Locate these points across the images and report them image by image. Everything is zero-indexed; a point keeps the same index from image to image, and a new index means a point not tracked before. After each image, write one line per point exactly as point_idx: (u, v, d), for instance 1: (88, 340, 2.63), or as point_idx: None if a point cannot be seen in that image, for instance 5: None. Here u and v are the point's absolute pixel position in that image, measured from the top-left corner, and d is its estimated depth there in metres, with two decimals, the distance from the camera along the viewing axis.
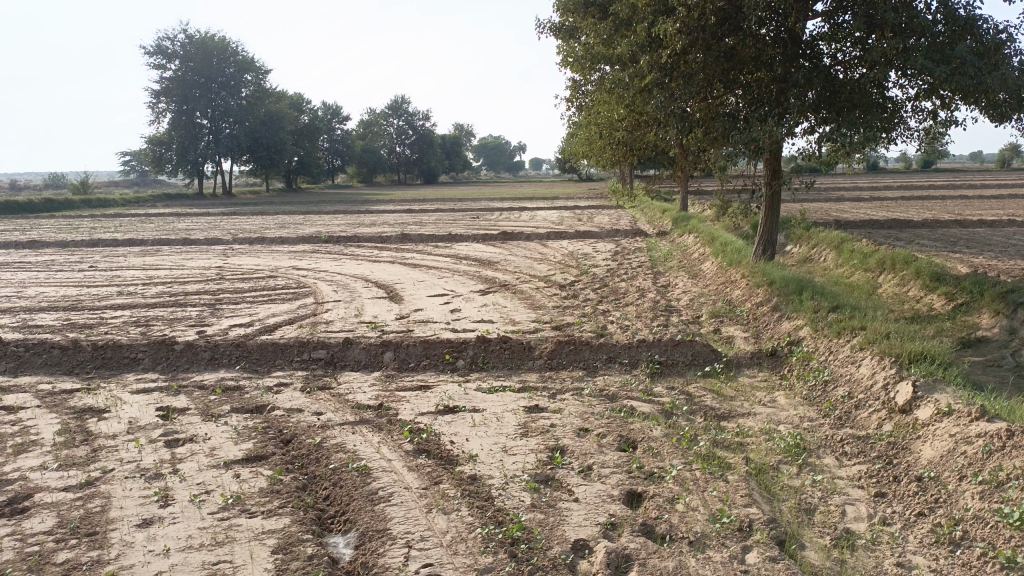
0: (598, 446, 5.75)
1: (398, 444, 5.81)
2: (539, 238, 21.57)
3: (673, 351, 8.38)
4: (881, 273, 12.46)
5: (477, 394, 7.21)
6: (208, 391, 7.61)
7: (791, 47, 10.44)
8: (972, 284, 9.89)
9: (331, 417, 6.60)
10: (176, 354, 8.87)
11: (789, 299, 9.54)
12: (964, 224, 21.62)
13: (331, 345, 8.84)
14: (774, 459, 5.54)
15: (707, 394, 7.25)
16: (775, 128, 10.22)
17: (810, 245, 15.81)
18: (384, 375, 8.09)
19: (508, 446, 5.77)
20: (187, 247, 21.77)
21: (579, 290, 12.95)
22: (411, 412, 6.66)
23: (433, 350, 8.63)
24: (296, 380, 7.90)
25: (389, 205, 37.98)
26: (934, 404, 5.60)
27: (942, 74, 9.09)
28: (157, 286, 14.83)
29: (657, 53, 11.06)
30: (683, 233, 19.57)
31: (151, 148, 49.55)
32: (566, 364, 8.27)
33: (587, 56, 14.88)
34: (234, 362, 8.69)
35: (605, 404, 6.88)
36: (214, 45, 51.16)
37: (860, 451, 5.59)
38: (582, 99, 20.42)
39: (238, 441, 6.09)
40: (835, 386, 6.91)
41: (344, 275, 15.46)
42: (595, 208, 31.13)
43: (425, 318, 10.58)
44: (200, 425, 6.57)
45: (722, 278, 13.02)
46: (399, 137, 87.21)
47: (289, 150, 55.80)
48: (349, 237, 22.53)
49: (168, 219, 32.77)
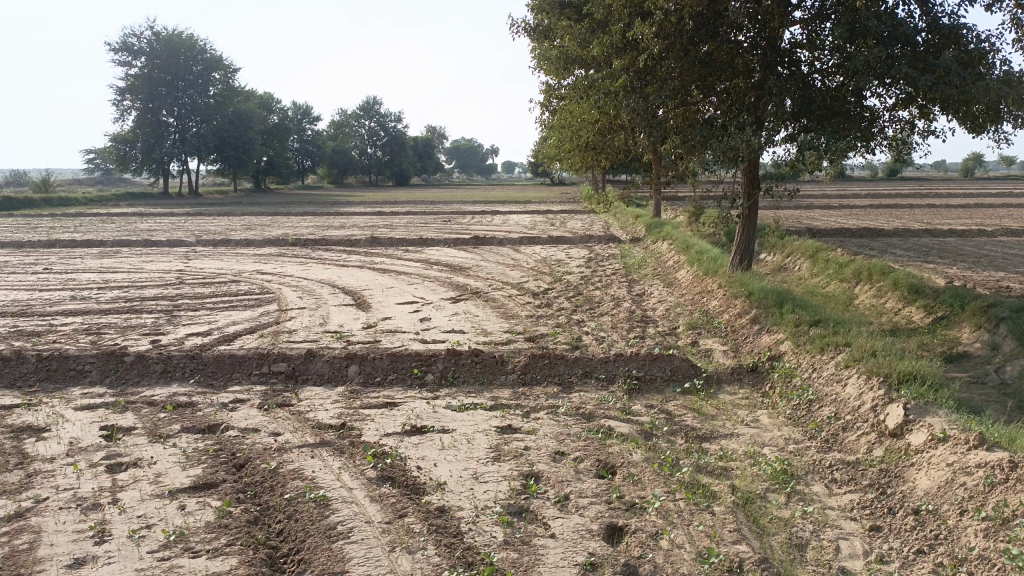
0: (576, 473, 5.39)
1: (360, 471, 5.39)
2: (511, 243, 21.20)
3: (651, 366, 8.06)
4: (857, 284, 12.30)
5: (447, 412, 6.81)
6: (157, 409, 7.12)
7: (769, 54, 10.17)
8: (952, 298, 9.72)
9: (290, 438, 6.16)
10: (126, 366, 8.33)
11: (769, 312, 9.28)
12: (935, 234, 21.71)
13: (293, 358, 8.38)
14: (761, 487, 5.22)
15: (687, 413, 6.93)
16: (753, 134, 9.91)
17: (785, 254, 15.65)
18: (347, 390, 7.65)
19: (479, 472, 5.38)
20: (148, 249, 21.06)
21: (552, 299, 12.62)
22: (376, 433, 6.23)
23: (400, 364, 8.21)
24: (254, 396, 7.42)
25: (359, 207, 37.38)
26: (928, 429, 5.33)
27: (926, 82, 8.92)
28: (113, 290, 14.20)
29: (634, 56, 10.78)
30: (656, 240, 19.35)
31: (114, 146, 48.31)
32: (540, 379, 7.90)
33: (562, 59, 14.55)
34: (188, 375, 8.19)
35: (582, 424, 6.52)
36: (182, 42, 50.17)
37: (851, 479, 5.30)
38: (556, 103, 20.10)
39: (186, 467, 5.63)
40: (820, 406, 6.63)
41: (309, 280, 14.95)
42: (568, 213, 30.89)
43: (393, 327, 10.15)
44: (145, 447, 6.09)
45: (698, 287, 12.75)
46: (371, 139, 86.48)
47: (258, 150, 54.84)
48: (316, 240, 21.99)
49: (130, 219, 31.91)
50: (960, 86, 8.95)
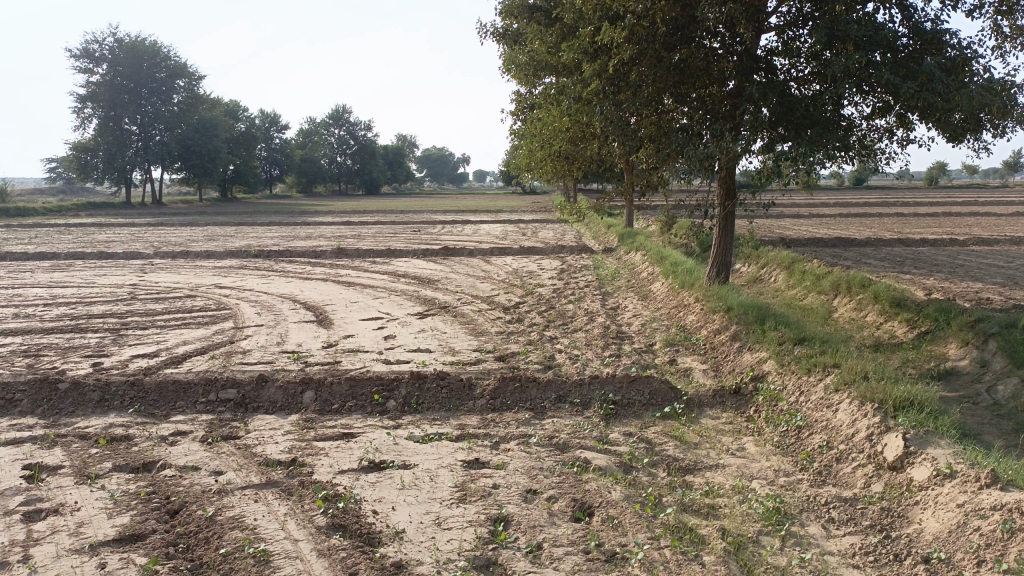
0: (549, 516, 4.86)
1: (308, 518, 4.81)
2: (482, 254, 20.70)
3: (629, 389, 7.58)
4: (835, 296, 11.97)
5: (408, 445, 6.25)
6: (89, 443, 6.47)
7: (747, 61, 9.70)
8: (936, 311, 9.39)
9: (233, 478, 5.56)
10: (60, 395, 7.65)
11: (750, 328, 8.86)
12: (906, 243, 21.61)
13: (243, 383, 7.76)
14: (752, 529, 4.74)
15: (668, 441, 6.43)
16: (730, 143, 9.41)
17: (760, 265, 15.34)
18: (302, 419, 7.06)
19: (442, 517, 4.84)
20: (104, 262, 20.18)
21: (523, 313, 12.11)
22: (330, 471, 5.66)
23: (360, 389, 7.63)
24: (199, 428, 6.79)
25: (328, 217, 36.78)
26: (932, 464, 4.93)
27: (910, 89, 8.49)
28: (60, 307, 13.42)
29: (605, 61, 10.28)
30: (629, 250, 18.97)
31: (75, 155, 46.90)
32: (510, 405, 7.38)
33: (530, 65, 14.08)
34: (128, 404, 7.53)
35: (555, 456, 6.00)
36: (145, 49, 49.01)
37: (851, 519, 4.85)
38: (526, 112, 19.65)
39: (113, 514, 5.00)
40: (810, 434, 6.18)
41: (270, 295, 14.27)
42: (540, 223, 30.50)
43: (355, 347, 9.56)
44: (69, 490, 5.45)
45: (674, 301, 12.33)
46: (340, 147, 85.70)
47: (224, 158, 53.79)
48: (281, 252, 21.30)
49: (88, 229, 30.86)
50: (944, 93, 8.57)
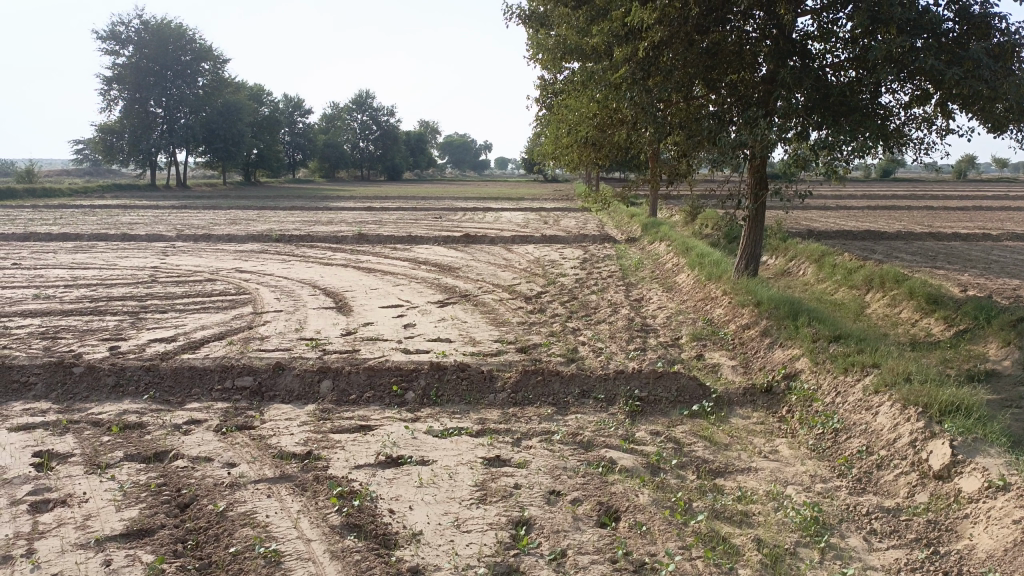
0: (574, 520, 4.63)
1: (321, 517, 4.61)
2: (503, 242, 20.47)
3: (656, 386, 7.31)
4: (868, 291, 11.59)
5: (427, 439, 6.04)
6: (102, 430, 6.33)
7: (782, 44, 9.39)
8: (975, 310, 9.02)
9: (245, 471, 5.38)
10: (74, 379, 7.53)
11: (781, 324, 8.54)
12: (938, 237, 21.09)
13: (259, 371, 7.58)
14: (789, 540, 4.47)
15: (697, 442, 6.16)
16: (764, 130, 9.06)
17: (788, 257, 14.97)
18: (318, 410, 6.87)
19: (461, 518, 4.62)
20: (125, 244, 20.20)
21: (546, 304, 11.86)
22: (345, 465, 5.46)
23: (378, 379, 7.43)
24: (213, 417, 6.63)
25: (350, 202, 36.70)
26: (983, 475, 4.63)
27: (957, 76, 8.05)
28: (80, 288, 13.35)
29: (636, 45, 9.91)
30: (653, 241, 18.63)
31: (101, 137, 47.10)
32: (532, 399, 7.15)
33: (558, 49, 13.71)
34: (143, 390, 7.39)
35: (579, 455, 5.76)
36: (171, 31, 49.07)
37: (894, 531, 4.57)
38: (552, 98, 19.30)
39: (121, 507, 4.84)
40: (848, 437, 5.89)
41: (290, 280, 14.13)
42: (563, 211, 30.22)
43: (374, 335, 9.37)
44: (78, 480, 5.30)
45: (701, 293, 12.01)
46: (363, 133, 85.72)
47: (247, 142, 53.84)
48: (302, 236, 21.17)
49: (112, 211, 30.99)
50: (991, 81, 8.13)
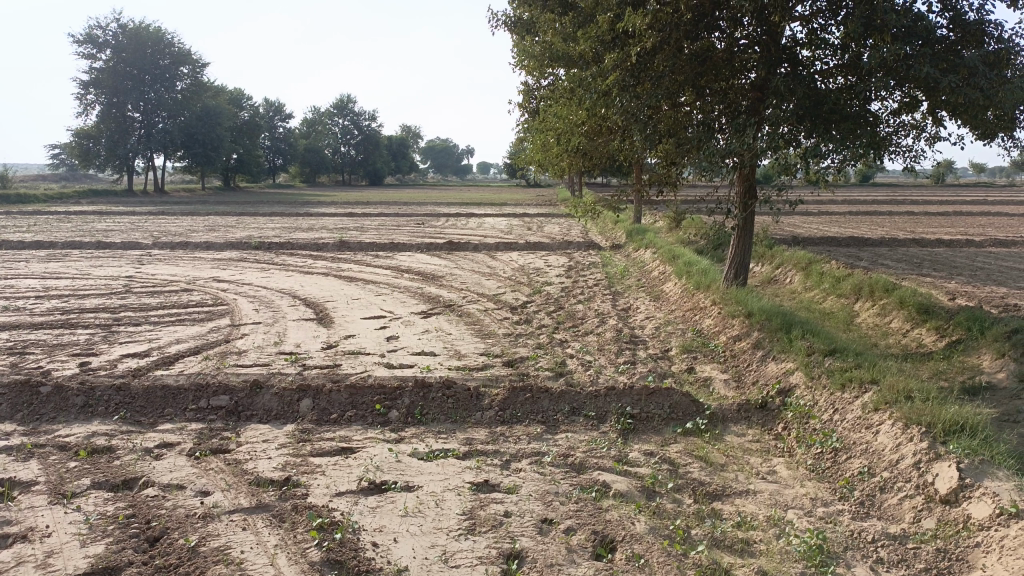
0: (568, 552, 4.39)
1: (300, 553, 4.34)
2: (487, 249, 20.21)
3: (648, 403, 7.09)
4: (856, 300, 11.46)
5: (412, 462, 5.78)
6: (68, 455, 6.01)
7: (772, 50, 9.28)
8: (968, 320, 8.86)
9: (220, 500, 5.08)
10: (41, 400, 7.18)
11: (774, 336, 8.36)
12: (922, 243, 21.10)
13: (236, 390, 7.28)
14: (794, 571, 4.26)
15: (693, 462, 5.94)
16: (752, 139, 8.90)
17: (774, 265, 14.86)
18: (297, 430, 6.59)
19: (449, 551, 4.37)
20: (101, 252, 19.74)
21: (532, 314, 11.63)
22: (326, 492, 5.19)
23: (360, 398, 7.15)
24: (187, 440, 6.32)
25: (331, 207, 36.34)
26: (993, 501, 4.45)
27: (950, 84, 7.91)
28: (51, 300, 12.94)
29: (624, 51, 9.72)
30: (638, 248, 18.47)
31: (78, 142, 46.27)
32: (521, 417, 6.91)
33: (543, 55, 13.50)
34: (113, 410, 7.07)
35: (571, 479, 5.51)
36: (149, 35, 48.43)
37: (902, 560, 4.38)
38: (536, 104, 19.08)
39: (86, 542, 4.53)
40: (848, 458, 5.71)
41: (269, 290, 13.79)
42: (546, 217, 30.05)
43: (356, 348, 9.10)
44: (41, 512, 4.98)
45: (689, 303, 11.83)
46: (344, 137, 85.20)
47: (226, 147, 53.27)
48: (282, 243, 20.81)
49: (88, 217, 30.38)
50: (986, 89, 8.00)
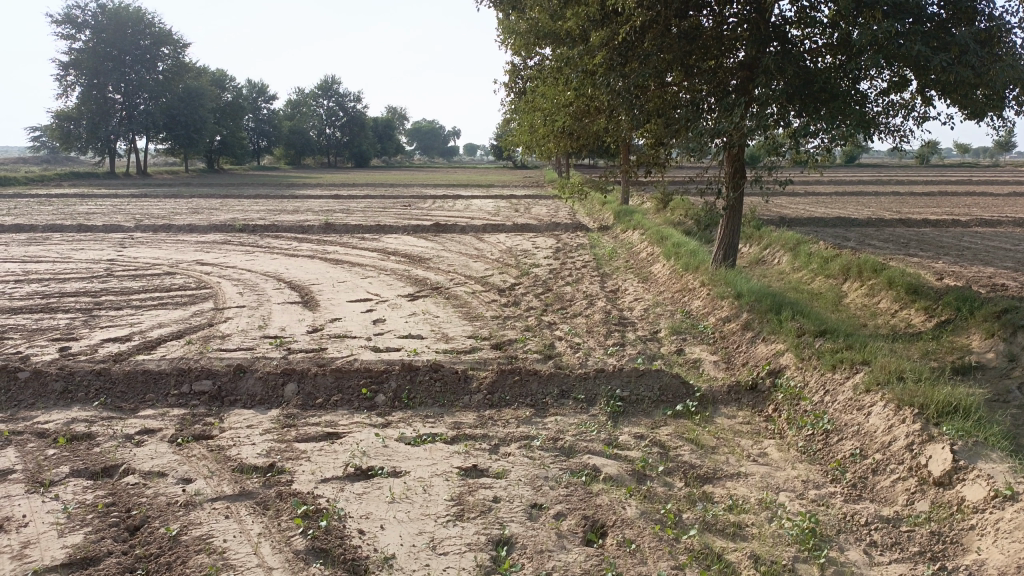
0: (558, 538, 4.31)
1: (285, 542, 4.24)
2: (474, 231, 20.05)
3: (638, 385, 7.02)
4: (845, 280, 11.42)
5: (399, 447, 5.69)
6: (47, 442, 5.87)
7: (760, 28, 9.14)
8: (957, 300, 8.82)
9: (202, 488, 4.97)
10: (19, 386, 7.03)
11: (764, 317, 8.30)
12: (908, 223, 21.14)
13: (219, 375, 7.15)
14: (786, 555, 4.21)
15: (683, 445, 5.88)
16: (741, 118, 8.77)
17: (762, 246, 14.80)
18: (282, 415, 6.48)
19: (437, 538, 4.29)
20: (81, 235, 19.39)
21: (520, 296, 11.52)
22: (311, 478, 5.10)
23: (346, 382, 7.04)
24: (169, 426, 6.20)
25: (316, 189, 36.01)
26: (987, 483, 4.41)
27: (942, 62, 7.81)
28: (30, 283, 12.70)
29: (612, 29, 9.56)
30: (626, 229, 18.38)
31: (58, 124, 45.45)
32: (509, 401, 6.82)
33: (530, 34, 13.31)
34: (93, 396, 6.93)
35: (561, 463, 5.43)
36: (129, 15, 47.66)
37: (896, 544, 4.35)
38: (523, 83, 18.87)
39: (64, 532, 4.41)
40: (840, 439, 5.66)
41: (253, 273, 13.59)
42: (533, 198, 29.88)
43: (342, 332, 8.97)
44: (18, 501, 4.85)
45: (678, 284, 11.75)
46: (330, 119, 84.37)
47: (210, 128, 52.57)
48: (266, 226, 20.54)
49: (69, 201, 29.85)
50: (977, 67, 7.90)
